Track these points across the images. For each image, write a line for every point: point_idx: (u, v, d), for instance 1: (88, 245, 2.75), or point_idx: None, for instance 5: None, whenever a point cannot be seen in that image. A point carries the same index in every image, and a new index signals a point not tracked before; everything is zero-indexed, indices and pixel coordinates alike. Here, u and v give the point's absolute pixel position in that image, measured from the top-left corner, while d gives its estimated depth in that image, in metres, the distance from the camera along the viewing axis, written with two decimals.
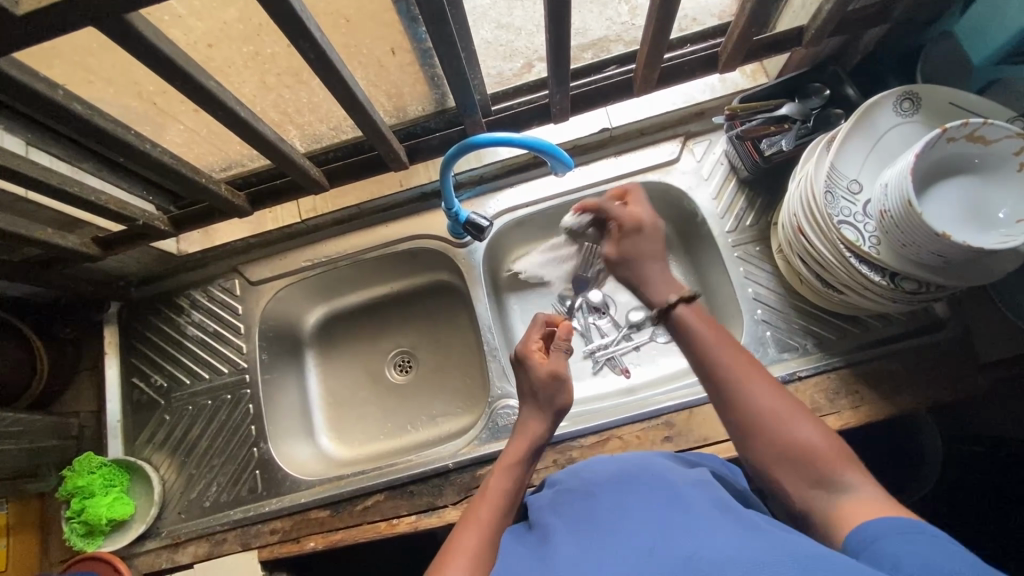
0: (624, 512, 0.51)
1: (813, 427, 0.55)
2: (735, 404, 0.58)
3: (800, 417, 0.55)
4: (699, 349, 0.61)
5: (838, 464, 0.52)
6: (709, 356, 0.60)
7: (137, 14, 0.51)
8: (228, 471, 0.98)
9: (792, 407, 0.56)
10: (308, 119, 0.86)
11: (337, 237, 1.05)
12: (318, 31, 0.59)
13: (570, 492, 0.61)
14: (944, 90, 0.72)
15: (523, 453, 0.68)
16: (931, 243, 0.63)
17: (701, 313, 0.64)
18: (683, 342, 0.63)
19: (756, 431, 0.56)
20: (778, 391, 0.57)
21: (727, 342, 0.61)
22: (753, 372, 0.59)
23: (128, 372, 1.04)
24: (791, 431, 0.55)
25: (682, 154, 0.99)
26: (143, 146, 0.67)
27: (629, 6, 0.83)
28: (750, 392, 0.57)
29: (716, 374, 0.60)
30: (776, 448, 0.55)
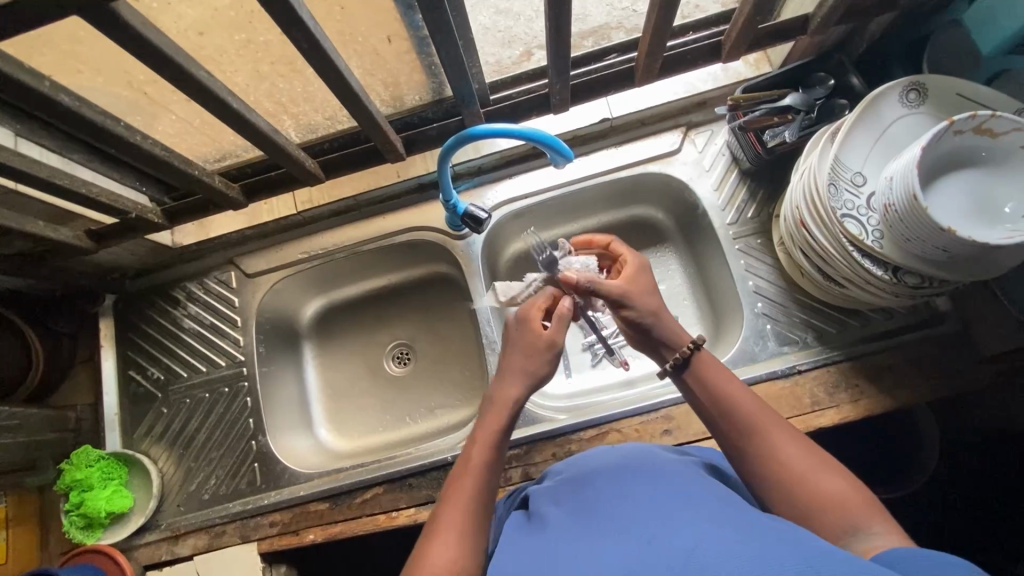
0: (625, 503, 0.50)
1: (833, 472, 0.54)
2: (749, 453, 0.58)
3: (819, 463, 0.55)
4: (713, 399, 0.62)
5: (862, 509, 0.51)
6: (725, 404, 0.61)
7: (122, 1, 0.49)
8: (227, 464, 0.97)
9: (811, 454, 0.55)
10: (303, 109, 0.84)
11: (334, 228, 1.04)
12: (311, 18, 0.57)
13: (569, 481, 0.61)
14: (951, 81, 0.71)
15: (502, 424, 0.64)
16: (935, 238, 0.62)
17: (714, 359, 0.65)
18: (699, 394, 0.63)
19: (773, 480, 0.55)
20: (796, 437, 0.57)
21: (741, 390, 0.61)
22: (774, 425, 0.58)
23: (124, 365, 1.03)
24: (809, 477, 0.54)
25: (683, 145, 0.98)
26: (134, 138, 0.66)
27: None
28: (774, 447, 0.56)
29: (729, 423, 0.60)
30: (802, 503, 0.53)
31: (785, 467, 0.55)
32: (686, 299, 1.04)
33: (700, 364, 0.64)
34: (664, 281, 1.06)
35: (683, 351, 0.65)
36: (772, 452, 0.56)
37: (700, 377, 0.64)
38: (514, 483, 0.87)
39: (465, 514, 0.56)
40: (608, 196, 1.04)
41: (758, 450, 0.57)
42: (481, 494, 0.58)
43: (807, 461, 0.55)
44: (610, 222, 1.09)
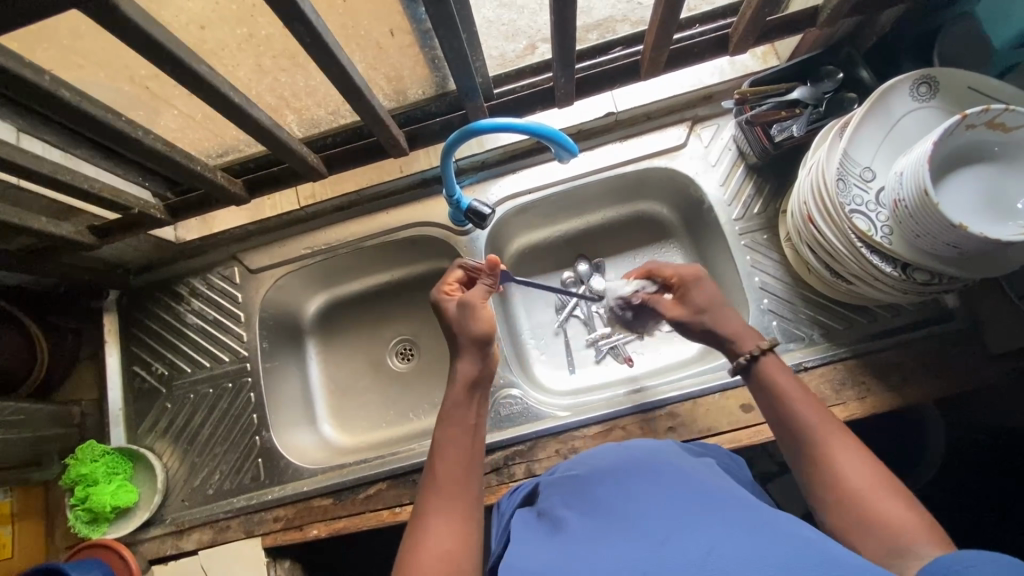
0: (634, 501, 0.50)
1: (896, 496, 0.52)
2: (811, 463, 0.58)
3: (883, 483, 0.53)
4: (782, 406, 0.62)
5: (917, 532, 0.49)
6: (792, 414, 0.61)
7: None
8: (231, 459, 0.98)
9: (875, 474, 0.54)
10: (306, 103, 0.84)
11: (337, 223, 1.04)
12: (313, 12, 0.56)
13: (574, 479, 0.60)
14: (963, 74, 0.70)
15: (463, 400, 0.65)
16: (945, 234, 0.61)
17: (786, 368, 0.66)
18: (763, 396, 0.65)
19: (829, 492, 0.55)
20: (867, 457, 0.56)
21: (812, 403, 0.61)
22: (839, 439, 0.57)
23: (128, 360, 1.04)
24: (867, 493, 0.53)
25: (689, 140, 0.97)
26: (136, 133, 0.66)
27: None
28: (831, 460, 0.56)
29: (795, 432, 0.60)
30: (854, 516, 0.52)
31: (841, 480, 0.54)
32: None
33: (766, 370, 0.65)
34: None
35: (754, 352, 0.67)
36: (833, 463, 0.56)
37: (770, 383, 0.64)
38: (517, 479, 0.86)
39: (450, 495, 0.57)
40: (612, 191, 1.03)
41: (819, 462, 0.57)
42: (458, 478, 0.59)
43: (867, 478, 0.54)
44: (615, 217, 1.08)
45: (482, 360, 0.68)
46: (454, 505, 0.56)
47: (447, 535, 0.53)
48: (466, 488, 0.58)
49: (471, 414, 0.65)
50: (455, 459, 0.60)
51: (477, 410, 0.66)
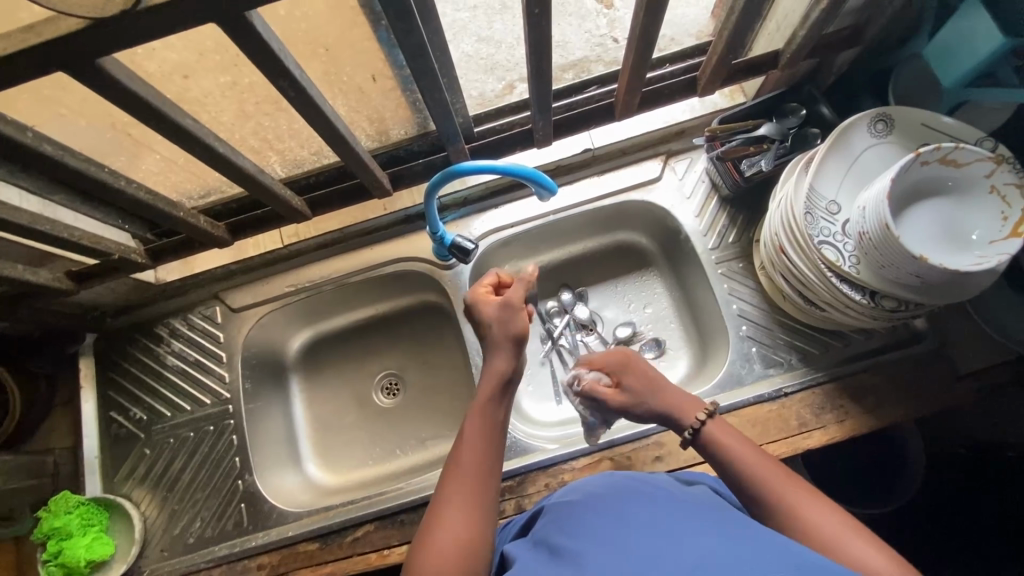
0: (635, 524, 0.49)
1: (876, 550, 0.50)
2: (776, 530, 0.56)
3: (860, 540, 0.51)
4: (732, 472, 0.61)
5: None
6: (748, 480, 0.59)
7: (110, 58, 0.49)
8: (213, 505, 0.95)
9: (847, 526, 0.52)
10: (289, 145, 0.85)
11: (320, 260, 1.04)
12: (298, 68, 0.56)
13: (569, 503, 0.59)
14: (916, 111, 0.74)
15: (493, 396, 0.65)
16: (908, 264, 0.64)
17: (727, 428, 0.65)
18: (713, 459, 0.64)
19: (797, 548, 0.53)
20: (832, 510, 0.54)
21: (764, 463, 0.60)
22: (793, 487, 0.57)
23: (105, 406, 1.01)
24: (843, 554, 0.50)
25: (664, 173, 1.01)
26: (118, 183, 0.66)
27: (607, 20, 0.88)
28: (798, 511, 0.55)
29: (755, 495, 0.58)
30: None
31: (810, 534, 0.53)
32: (672, 322, 1.06)
33: (711, 438, 0.65)
34: (649, 305, 1.08)
35: (702, 416, 0.66)
36: (800, 523, 0.54)
37: (716, 450, 0.63)
38: (507, 516, 0.86)
39: (472, 484, 0.57)
40: (592, 223, 1.06)
41: (787, 526, 0.55)
42: (477, 472, 0.58)
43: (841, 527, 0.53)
44: (595, 248, 1.11)
45: (515, 360, 0.67)
46: (468, 486, 0.57)
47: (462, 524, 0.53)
48: (485, 485, 0.58)
49: (499, 411, 0.65)
50: (478, 452, 0.60)
51: (506, 408, 0.66)
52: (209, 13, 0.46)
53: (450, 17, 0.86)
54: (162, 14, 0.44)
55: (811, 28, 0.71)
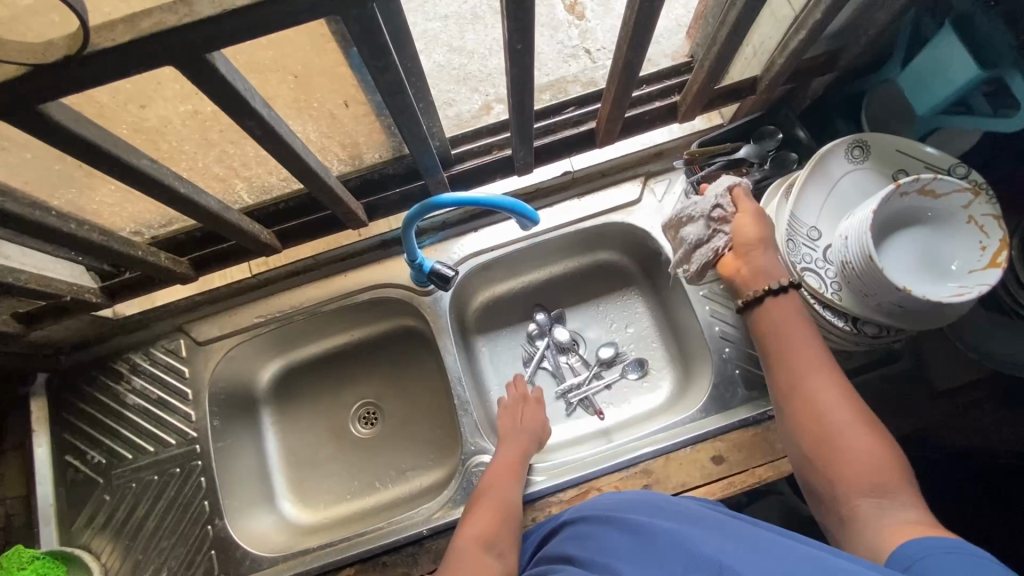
0: (650, 552, 0.51)
1: (881, 448, 0.56)
2: (794, 397, 0.61)
3: (873, 441, 0.56)
4: (779, 341, 0.63)
5: (889, 470, 0.54)
6: (787, 352, 0.62)
7: (52, 102, 0.44)
8: (180, 553, 0.90)
9: (867, 428, 0.57)
10: (257, 171, 0.80)
11: (293, 288, 1.00)
12: (265, 107, 0.52)
13: (585, 527, 0.62)
14: (891, 138, 0.75)
15: (528, 445, 0.89)
16: (892, 294, 0.64)
17: (794, 304, 0.65)
18: (758, 318, 0.66)
19: (809, 428, 0.59)
20: (858, 409, 0.58)
21: (811, 343, 0.62)
22: (820, 361, 0.61)
23: (59, 450, 0.94)
24: (855, 447, 0.56)
25: (644, 195, 1.00)
26: (68, 226, 0.61)
27: (577, 30, 0.95)
28: (822, 400, 0.59)
29: (784, 366, 0.62)
30: (831, 454, 0.57)
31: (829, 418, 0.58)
32: (654, 342, 1.05)
33: (770, 307, 0.65)
34: (631, 324, 1.07)
35: (773, 288, 0.65)
36: (825, 414, 0.58)
37: (766, 314, 0.65)
38: None
39: (503, 494, 0.80)
40: (572, 244, 1.05)
41: (807, 408, 0.60)
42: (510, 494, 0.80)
43: (854, 424, 0.57)
44: (576, 268, 1.09)
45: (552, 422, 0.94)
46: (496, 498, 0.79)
47: (502, 504, 0.78)
48: (510, 493, 0.81)
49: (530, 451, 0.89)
50: (510, 485, 0.81)
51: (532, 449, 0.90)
52: (164, 56, 0.42)
53: (421, 27, 0.93)
54: (110, 58, 0.40)
55: (790, 56, 0.71)
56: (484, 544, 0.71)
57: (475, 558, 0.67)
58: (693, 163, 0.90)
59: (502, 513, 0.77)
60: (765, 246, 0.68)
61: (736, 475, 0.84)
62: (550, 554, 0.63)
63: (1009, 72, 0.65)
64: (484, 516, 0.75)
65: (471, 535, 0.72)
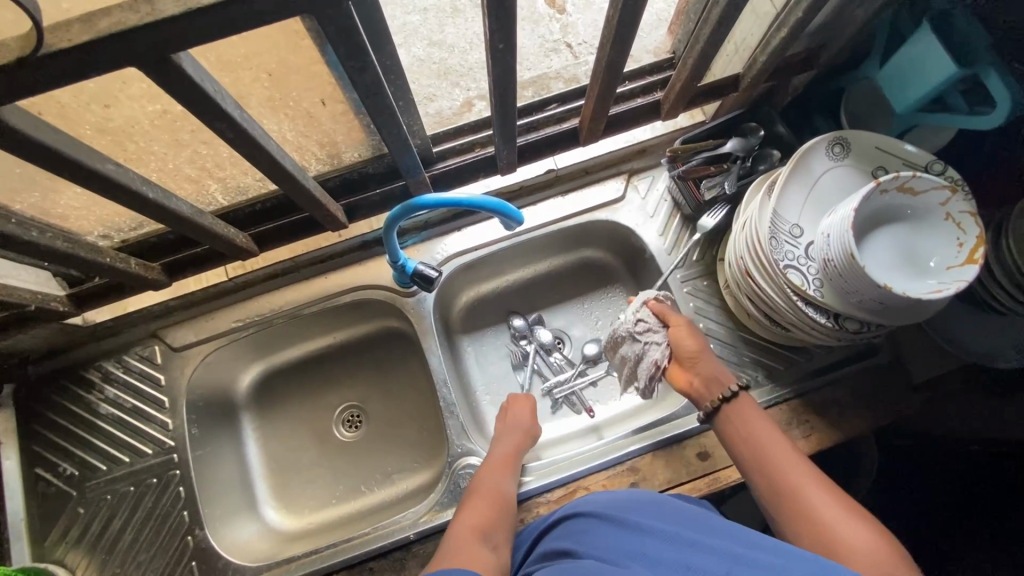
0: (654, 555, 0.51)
1: (878, 538, 0.57)
2: (776, 494, 0.64)
3: (866, 528, 0.58)
4: (753, 445, 0.68)
5: (885, 555, 0.55)
6: (758, 459, 0.67)
7: (7, 105, 0.42)
8: (160, 565, 0.87)
9: (855, 517, 0.59)
10: (231, 172, 0.77)
11: (272, 291, 0.97)
12: (237, 109, 0.50)
13: (582, 523, 0.61)
14: (871, 135, 0.76)
15: (523, 441, 0.87)
16: (872, 292, 0.64)
17: (752, 407, 0.72)
18: (727, 434, 0.72)
19: (800, 528, 0.61)
20: (843, 501, 0.61)
21: (781, 444, 0.68)
22: (792, 460, 0.66)
23: (29, 461, 0.90)
24: (850, 536, 0.57)
25: (628, 192, 1.00)
26: (30, 234, 0.58)
27: (560, 25, 0.93)
28: (804, 497, 0.62)
29: (762, 471, 0.66)
30: (828, 550, 0.58)
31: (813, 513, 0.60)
32: None
33: (730, 414, 0.72)
34: (616, 322, 1.07)
35: (725, 393, 0.73)
36: (811, 507, 0.61)
37: (733, 421, 0.71)
38: None
39: (496, 490, 0.79)
40: (556, 242, 1.04)
41: (792, 503, 0.62)
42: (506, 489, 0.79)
43: (839, 514, 0.59)
44: (560, 266, 1.09)
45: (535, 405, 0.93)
46: (488, 493, 0.78)
47: (497, 495, 0.78)
48: (503, 481, 0.81)
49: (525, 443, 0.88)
50: (504, 480, 0.81)
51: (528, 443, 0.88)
52: (126, 57, 0.39)
53: (401, 20, 0.91)
54: (68, 60, 0.38)
55: (772, 54, 0.71)
56: (483, 531, 0.71)
57: (473, 546, 0.67)
58: (673, 160, 0.90)
59: (498, 505, 0.77)
60: (705, 353, 0.77)
61: (721, 470, 0.85)
62: (545, 550, 0.62)
63: (983, 69, 0.65)
64: (481, 507, 0.75)
65: (469, 522, 0.72)
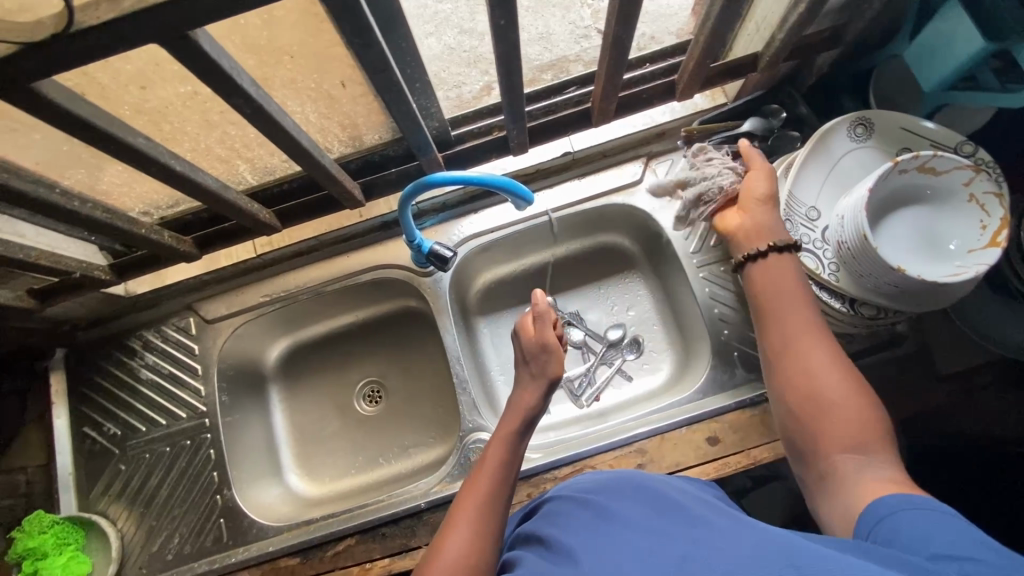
0: (612, 538, 0.50)
1: (854, 399, 0.59)
2: (785, 355, 0.65)
3: (842, 381, 0.61)
4: (776, 301, 0.67)
5: (870, 438, 0.57)
6: (784, 323, 0.66)
7: (46, 80, 0.46)
8: (191, 521, 0.94)
9: (844, 382, 0.61)
10: (258, 153, 0.81)
11: (297, 269, 1.02)
12: (253, 86, 0.53)
13: (557, 506, 0.61)
14: (895, 116, 0.73)
15: (516, 432, 0.70)
16: (888, 276, 0.63)
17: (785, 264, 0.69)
18: (761, 288, 0.70)
19: (790, 386, 0.63)
20: (837, 365, 0.62)
21: (807, 314, 0.66)
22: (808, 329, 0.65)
23: (78, 421, 0.98)
24: (832, 403, 0.60)
25: (646, 175, 0.99)
26: (72, 204, 0.62)
27: (591, 11, 0.83)
28: (810, 362, 0.63)
29: (784, 331, 0.66)
30: (809, 408, 0.61)
31: (807, 370, 0.62)
32: (655, 325, 1.05)
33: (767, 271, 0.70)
34: (632, 308, 1.07)
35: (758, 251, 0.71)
36: (803, 373, 0.63)
37: (765, 281, 0.69)
38: None
39: (486, 498, 0.62)
40: (573, 226, 1.04)
41: (796, 368, 0.63)
42: (501, 476, 0.65)
43: (833, 377, 0.61)
44: (577, 250, 1.09)
45: (543, 398, 0.73)
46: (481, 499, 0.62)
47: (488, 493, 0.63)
48: (502, 490, 0.64)
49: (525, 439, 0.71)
50: (498, 480, 0.65)
51: (528, 440, 0.71)
52: (146, 33, 0.43)
53: None
54: (95, 36, 0.42)
55: (791, 31, 0.70)
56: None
57: None
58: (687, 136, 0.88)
59: (490, 506, 0.62)
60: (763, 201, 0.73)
61: (731, 455, 0.84)
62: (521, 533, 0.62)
63: (1015, 43, 0.63)
64: (466, 519, 0.60)
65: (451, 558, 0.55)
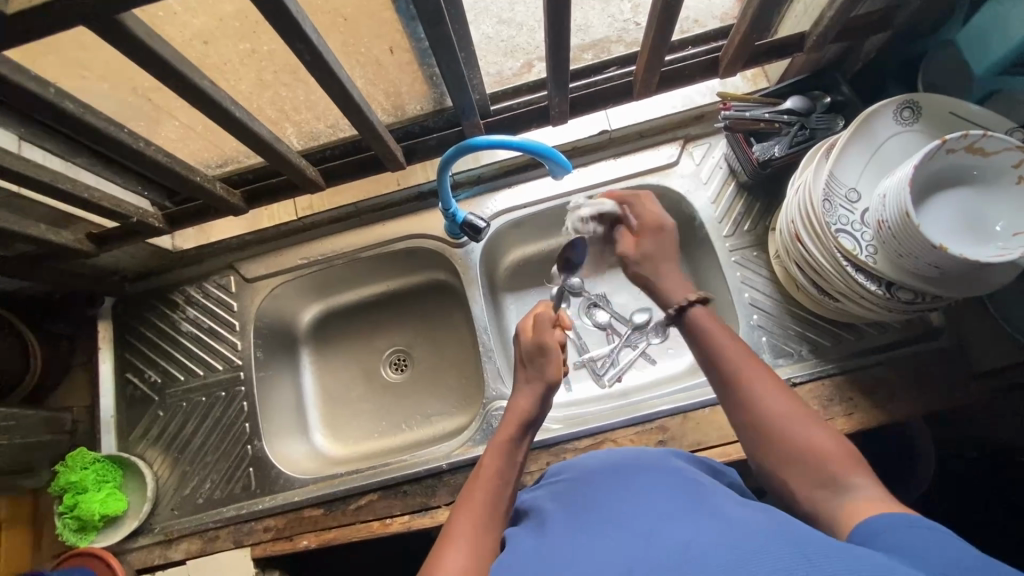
0: (604, 526, 0.48)
1: (811, 426, 0.55)
2: (736, 404, 0.60)
3: (794, 411, 0.56)
4: (713, 349, 0.63)
5: (841, 462, 0.52)
6: (723, 366, 0.62)
7: (130, 14, 0.49)
8: (222, 468, 0.98)
9: (800, 415, 0.56)
10: (306, 116, 0.84)
11: (333, 235, 1.05)
12: (315, 31, 0.56)
13: (562, 490, 0.60)
14: (946, 99, 0.72)
15: (508, 443, 0.66)
16: (927, 255, 0.62)
17: (715, 316, 0.67)
18: (694, 341, 0.66)
19: (752, 432, 0.58)
20: (785, 395, 0.58)
21: (746, 354, 0.62)
22: (749, 365, 0.61)
23: (121, 367, 1.03)
24: (793, 437, 0.55)
25: (681, 158, 0.99)
26: (138, 144, 0.66)
27: (630, 5, 0.90)
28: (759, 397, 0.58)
29: (725, 382, 0.61)
30: (774, 450, 0.56)
31: (761, 410, 0.57)
32: None
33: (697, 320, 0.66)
34: None
35: (684, 302, 0.68)
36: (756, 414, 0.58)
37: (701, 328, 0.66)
38: None
39: (481, 514, 0.58)
40: None
41: (751, 410, 0.58)
42: (498, 483, 0.61)
43: (786, 407, 0.57)
44: None
45: (540, 402, 0.70)
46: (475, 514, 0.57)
47: (483, 507, 0.58)
48: (497, 503, 0.60)
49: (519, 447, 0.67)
50: (494, 496, 0.60)
51: (524, 448, 0.68)
52: None
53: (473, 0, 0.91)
54: None
55: (838, 11, 0.70)
56: None
57: None
58: (724, 104, 0.86)
59: (485, 520, 0.57)
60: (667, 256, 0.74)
61: None
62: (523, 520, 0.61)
63: None
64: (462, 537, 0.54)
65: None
